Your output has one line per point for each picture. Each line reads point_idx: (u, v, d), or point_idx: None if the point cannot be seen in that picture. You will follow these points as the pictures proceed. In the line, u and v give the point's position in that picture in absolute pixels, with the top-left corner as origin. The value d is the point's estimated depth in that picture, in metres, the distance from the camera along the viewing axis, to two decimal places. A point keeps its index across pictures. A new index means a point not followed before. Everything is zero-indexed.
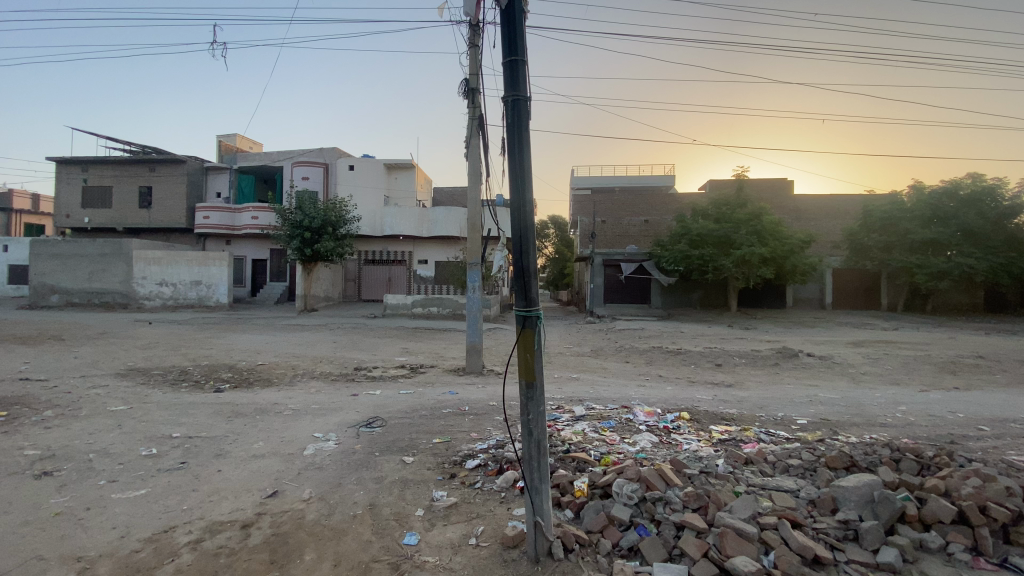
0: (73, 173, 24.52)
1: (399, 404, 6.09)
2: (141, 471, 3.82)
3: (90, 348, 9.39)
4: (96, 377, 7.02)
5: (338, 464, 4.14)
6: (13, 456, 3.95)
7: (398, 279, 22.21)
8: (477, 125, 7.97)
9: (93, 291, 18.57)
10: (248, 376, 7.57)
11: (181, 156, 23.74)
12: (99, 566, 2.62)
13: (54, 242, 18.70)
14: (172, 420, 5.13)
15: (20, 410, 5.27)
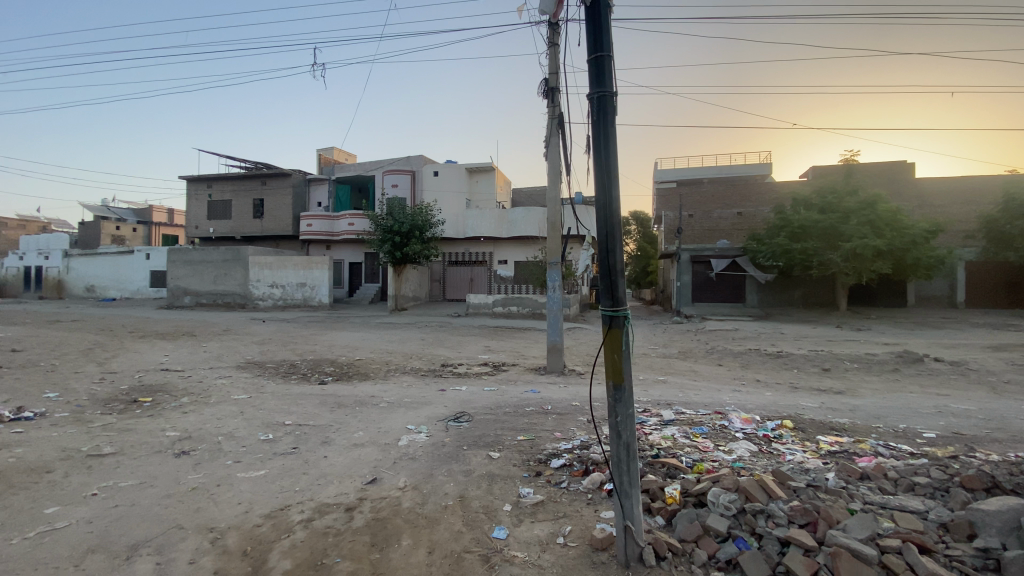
0: (201, 190, 27.94)
1: (484, 401, 6.24)
2: (261, 453, 4.26)
3: (217, 343, 10.63)
4: (221, 369, 7.94)
5: (429, 456, 4.32)
6: (159, 436, 4.58)
7: (479, 279, 22.78)
8: (557, 124, 7.94)
9: (218, 293, 21.07)
10: (347, 370, 8.16)
11: (287, 170, 26.15)
12: (229, 536, 2.93)
13: (187, 250, 21.40)
14: (284, 408, 5.67)
15: (165, 396, 6.11)
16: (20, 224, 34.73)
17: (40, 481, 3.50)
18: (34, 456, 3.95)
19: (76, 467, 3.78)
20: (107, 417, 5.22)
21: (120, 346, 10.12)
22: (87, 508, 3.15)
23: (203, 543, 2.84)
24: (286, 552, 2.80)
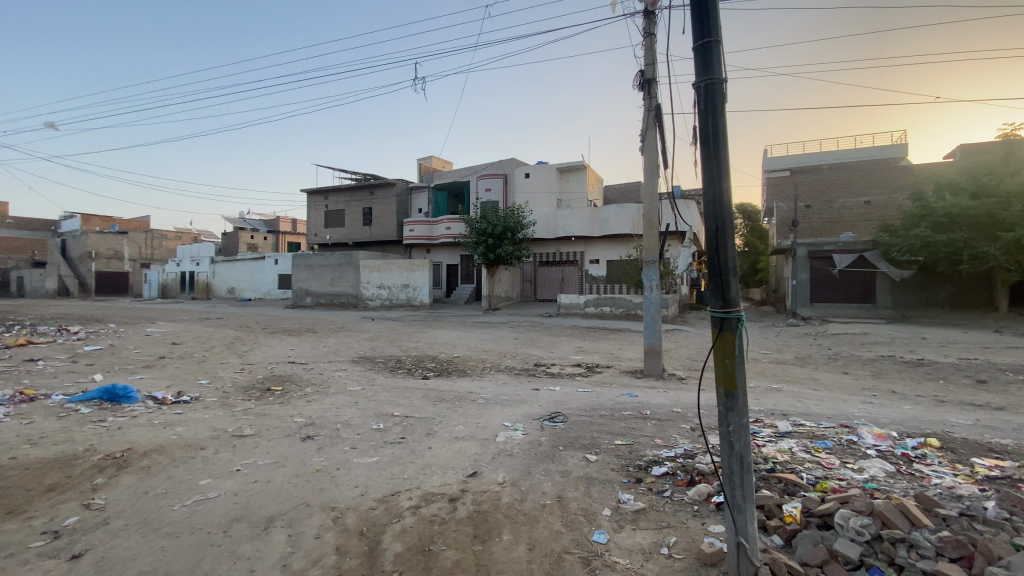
0: (318, 201, 30.93)
1: (579, 402, 6.17)
2: (372, 441, 4.58)
3: (334, 339, 11.67)
4: (338, 363, 8.69)
5: (527, 453, 4.37)
6: (289, 421, 5.13)
7: (571, 279, 22.65)
8: (654, 116, 7.65)
9: (333, 293, 23.18)
10: (447, 366, 8.53)
11: (391, 180, 28.04)
12: (347, 515, 3.18)
13: (307, 255, 23.78)
14: (392, 400, 6.06)
15: (293, 386, 6.84)
16: (179, 236, 40.92)
17: (197, 456, 4.05)
18: (193, 433, 4.61)
19: (223, 445, 4.34)
20: (247, 402, 5.95)
21: (257, 340, 11.50)
22: (232, 481, 3.59)
23: (326, 519, 3.11)
24: (397, 535, 2.97)
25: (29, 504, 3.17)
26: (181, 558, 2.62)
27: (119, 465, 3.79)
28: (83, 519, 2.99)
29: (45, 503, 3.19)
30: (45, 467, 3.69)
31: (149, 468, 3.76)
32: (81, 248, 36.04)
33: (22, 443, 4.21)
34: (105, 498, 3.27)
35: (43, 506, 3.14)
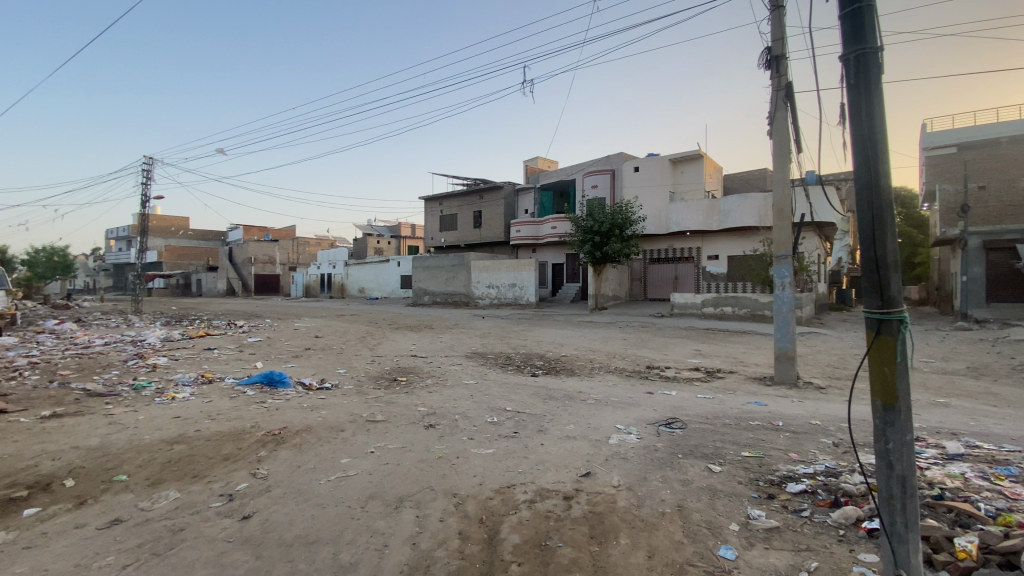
0: (434, 206, 32.98)
1: (698, 408, 5.81)
2: (488, 434, 4.75)
3: (448, 335, 12.35)
4: (453, 358, 9.18)
5: (643, 458, 4.22)
6: (413, 410, 5.52)
7: (686, 277, 21.61)
8: (785, 95, 6.94)
9: (448, 293, 24.53)
10: (556, 364, 8.57)
11: (500, 182, 28.93)
12: (468, 503, 3.32)
13: (424, 257, 25.45)
14: (504, 395, 6.24)
15: (414, 377, 7.37)
16: (318, 242, 46.26)
17: (338, 437, 4.53)
18: (333, 417, 5.16)
19: (359, 429, 4.81)
20: (376, 391, 6.53)
21: (383, 335, 12.58)
22: (367, 462, 3.95)
23: (449, 504, 3.28)
24: (515, 527, 3.04)
25: (211, 468, 3.77)
26: (327, 526, 2.93)
27: (277, 440, 4.37)
28: (251, 486, 3.48)
29: (223, 469, 3.77)
30: (222, 439, 4.36)
31: (300, 445, 4.28)
32: (244, 254, 42.36)
33: (205, 417, 5.04)
34: (267, 469, 3.78)
35: (221, 471, 3.72)
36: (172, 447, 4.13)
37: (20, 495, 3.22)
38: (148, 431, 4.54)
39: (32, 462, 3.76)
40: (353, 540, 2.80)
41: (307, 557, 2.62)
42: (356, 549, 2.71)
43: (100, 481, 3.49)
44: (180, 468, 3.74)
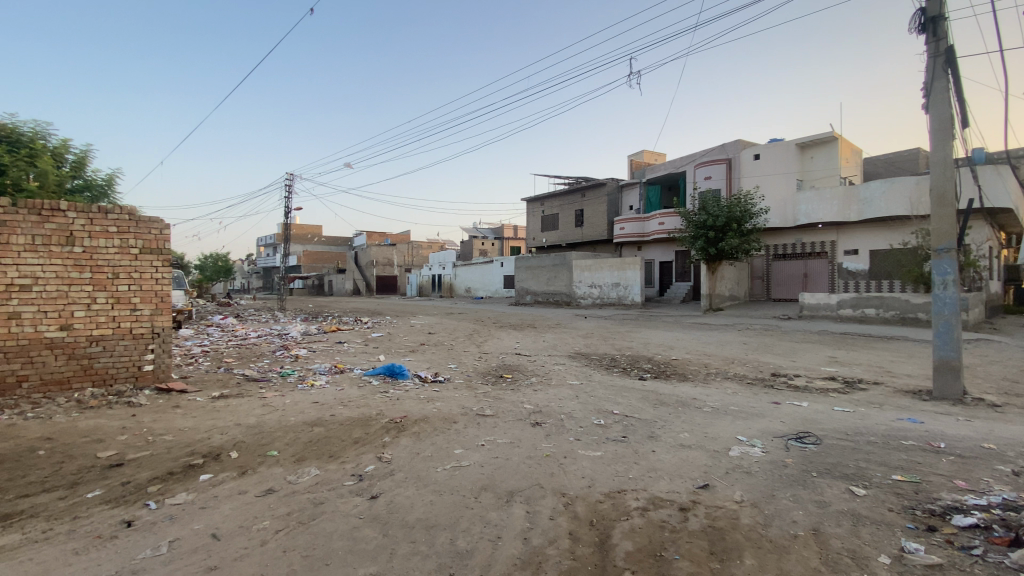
0: (537, 207, 33.38)
1: (835, 423, 5.17)
2: (595, 436, 4.68)
3: (552, 334, 12.40)
4: (558, 357, 9.19)
5: (768, 474, 3.85)
6: (520, 407, 5.62)
7: (817, 275, 19.45)
8: (945, 61, 5.93)
9: (550, 293, 24.63)
10: (665, 368, 8.18)
11: (603, 180, 28.41)
12: (577, 504, 3.29)
13: (527, 257, 25.85)
14: (611, 398, 6.10)
15: (520, 375, 7.50)
16: (429, 245, 49.21)
17: (451, 428, 4.77)
18: (446, 409, 5.45)
19: (470, 421, 5.02)
20: (485, 387, 6.76)
21: (489, 333, 13.01)
22: (479, 454, 4.10)
23: (559, 503, 3.28)
24: (627, 534, 2.95)
25: (343, 450, 4.17)
26: (444, 513, 3.08)
27: (398, 428, 4.71)
28: (377, 469, 3.79)
29: (353, 451, 4.15)
30: (351, 424, 4.81)
31: (418, 434, 4.58)
32: (365, 258, 46.48)
33: (337, 404, 5.60)
34: (390, 454, 4.09)
35: (351, 453, 4.10)
36: (311, 428, 4.65)
37: (199, 461, 3.84)
38: (292, 414, 5.17)
39: (206, 434, 4.46)
40: (468, 529, 2.91)
41: (427, 540, 2.78)
42: (471, 538, 2.82)
43: (256, 455, 4.03)
44: (318, 448, 4.20)
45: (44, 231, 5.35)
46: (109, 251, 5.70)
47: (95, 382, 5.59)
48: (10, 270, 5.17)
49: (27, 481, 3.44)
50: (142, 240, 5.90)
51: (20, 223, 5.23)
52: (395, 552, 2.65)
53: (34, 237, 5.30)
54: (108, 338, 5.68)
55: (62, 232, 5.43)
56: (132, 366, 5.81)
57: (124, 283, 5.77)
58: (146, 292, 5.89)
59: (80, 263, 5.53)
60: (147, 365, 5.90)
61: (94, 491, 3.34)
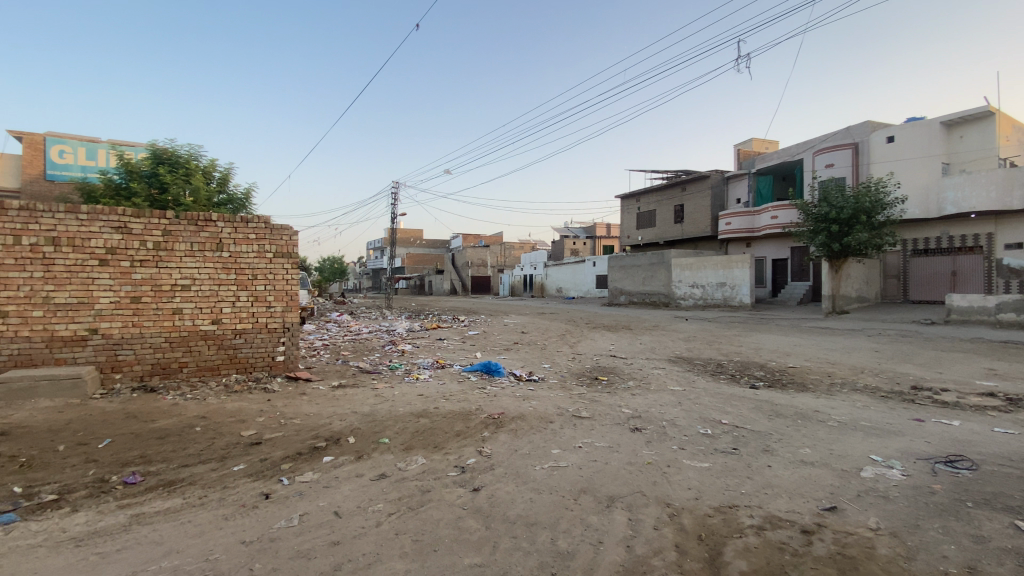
0: (632, 203, 32.42)
1: (1000, 447, 4.36)
2: (702, 446, 4.41)
3: (650, 336, 11.92)
4: (656, 361, 8.81)
5: (911, 500, 3.36)
6: (618, 411, 5.47)
7: (969, 273, 16.74)
8: None
9: (646, 293, 23.74)
10: (780, 376, 7.49)
11: (706, 172, 26.80)
12: (683, 516, 3.12)
13: (622, 257, 25.16)
14: (718, 406, 5.72)
15: (617, 378, 7.30)
16: (522, 245, 49.92)
17: (549, 428, 4.78)
18: (543, 408, 5.46)
19: (567, 422, 4.99)
20: (581, 388, 6.68)
21: (584, 333, 12.84)
22: (577, 456, 4.06)
23: (663, 513, 3.14)
24: (740, 552, 2.73)
25: (446, 441, 4.36)
26: (544, 511, 3.09)
27: (497, 425, 4.82)
28: (477, 462, 3.90)
29: (455, 443, 4.32)
30: (453, 417, 5.01)
31: (516, 431, 4.64)
32: (462, 259, 48.36)
33: (439, 398, 5.87)
34: (490, 448, 4.20)
35: (454, 445, 4.27)
36: (417, 419, 4.92)
37: (322, 444, 4.23)
38: (399, 405, 5.52)
39: (327, 420, 4.91)
40: (569, 530, 2.89)
41: (529, 537, 2.80)
42: (572, 539, 2.79)
43: (370, 441, 4.36)
44: (423, 438, 4.43)
45: (200, 239, 6.23)
46: (250, 255, 6.50)
47: (238, 370, 6.41)
48: (174, 272, 6.09)
49: (189, 452, 4.03)
50: (276, 245, 6.64)
51: (182, 232, 6.14)
52: (498, 546, 2.71)
53: (192, 244, 6.19)
54: (249, 332, 6.48)
55: (213, 239, 6.29)
56: (268, 357, 6.58)
57: (261, 283, 6.54)
58: (278, 291, 6.63)
59: (228, 266, 6.37)
60: (279, 356, 6.65)
61: (238, 465, 3.83)
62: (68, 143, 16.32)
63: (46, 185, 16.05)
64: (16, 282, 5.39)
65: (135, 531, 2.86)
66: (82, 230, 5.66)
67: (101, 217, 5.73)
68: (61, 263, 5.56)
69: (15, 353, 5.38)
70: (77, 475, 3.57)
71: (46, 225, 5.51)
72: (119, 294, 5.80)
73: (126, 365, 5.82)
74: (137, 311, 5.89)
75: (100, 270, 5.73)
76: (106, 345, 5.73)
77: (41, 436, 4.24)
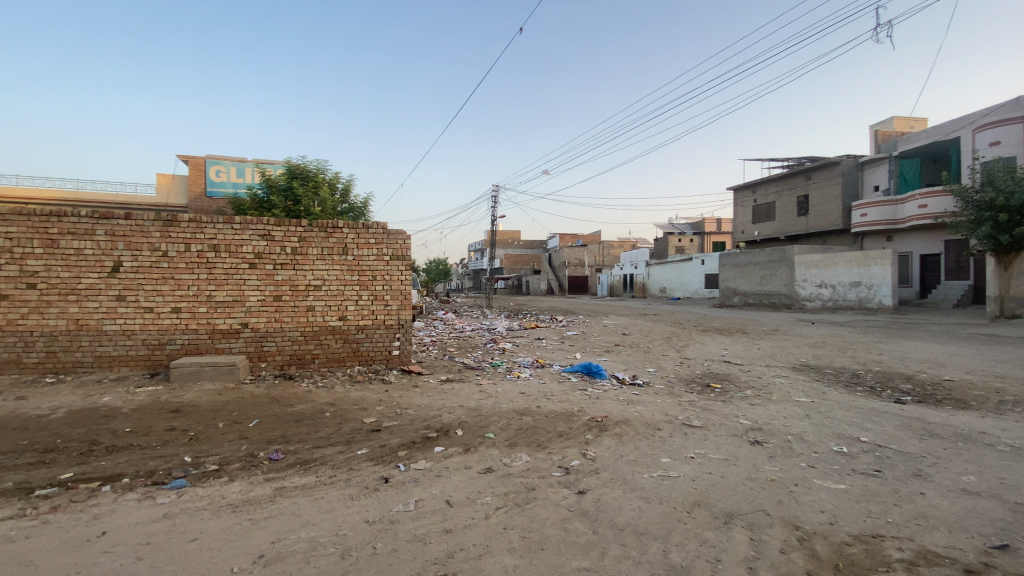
0: (746, 196, 30.09)
1: None
2: (836, 465, 3.93)
3: (769, 341, 10.92)
4: (776, 368, 8.05)
5: None
6: (734, 421, 5.09)
7: None
8: None
9: (763, 293, 21.88)
10: (933, 391, 6.43)
11: (835, 158, 24.01)
12: (815, 541, 2.80)
13: (735, 254, 23.46)
14: (855, 422, 5.06)
15: (732, 386, 6.78)
16: (621, 244, 48.62)
17: (656, 435, 4.58)
18: (649, 414, 5.25)
19: (676, 430, 4.74)
20: (690, 395, 6.31)
21: (691, 336, 12.14)
22: (688, 467, 3.84)
23: (791, 536, 2.84)
24: None
25: (550, 441, 4.37)
26: (654, 522, 2.96)
27: (601, 427, 4.73)
28: (582, 464, 3.85)
29: (559, 443, 4.31)
30: (557, 417, 5.01)
31: (621, 436, 4.51)
32: (559, 259, 48.32)
33: (542, 397, 5.91)
34: (594, 451, 4.13)
35: (558, 445, 4.26)
36: (521, 417, 5.00)
37: (433, 435, 4.47)
38: (503, 402, 5.64)
39: (437, 412, 5.18)
40: (682, 544, 2.73)
41: (639, 546, 2.70)
42: (686, 553, 2.64)
43: (477, 435, 4.51)
44: (528, 436, 4.48)
45: (329, 243, 6.90)
46: (370, 258, 7.07)
47: (360, 362, 7.02)
48: (308, 273, 6.81)
49: (320, 435, 4.48)
50: (392, 248, 7.15)
51: (314, 238, 6.84)
52: (607, 552, 2.64)
53: (322, 248, 6.88)
54: (369, 328, 7.05)
55: (340, 244, 6.94)
56: (385, 351, 7.12)
57: (380, 284, 7.08)
58: (394, 291, 7.13)
59: (351, 268, 6.98)
60: (395, 351, 7.17)
61: (361, 449, 4.17)
62: (223, 164, 19.07)
63: (208, 201, 18.94)
64: (187, 282, 6.37)
65: (279, 502, 3.23)
66: (236, 238, 6.54)
67: (251, 226, 6.59)
68: (220, 266, 6.48)
69: (187, 343, 6.38)
70: (233, 449, 4.13)
71: (209, 234, 6.45)
72: (264, 293, 6.63)
73: (270, 355, 6.63)
74: (278, 308, 6.68)
75: (250, 272, 6.58)
76: (255, 337, 6.58)
77: (206, 414, 4.98)
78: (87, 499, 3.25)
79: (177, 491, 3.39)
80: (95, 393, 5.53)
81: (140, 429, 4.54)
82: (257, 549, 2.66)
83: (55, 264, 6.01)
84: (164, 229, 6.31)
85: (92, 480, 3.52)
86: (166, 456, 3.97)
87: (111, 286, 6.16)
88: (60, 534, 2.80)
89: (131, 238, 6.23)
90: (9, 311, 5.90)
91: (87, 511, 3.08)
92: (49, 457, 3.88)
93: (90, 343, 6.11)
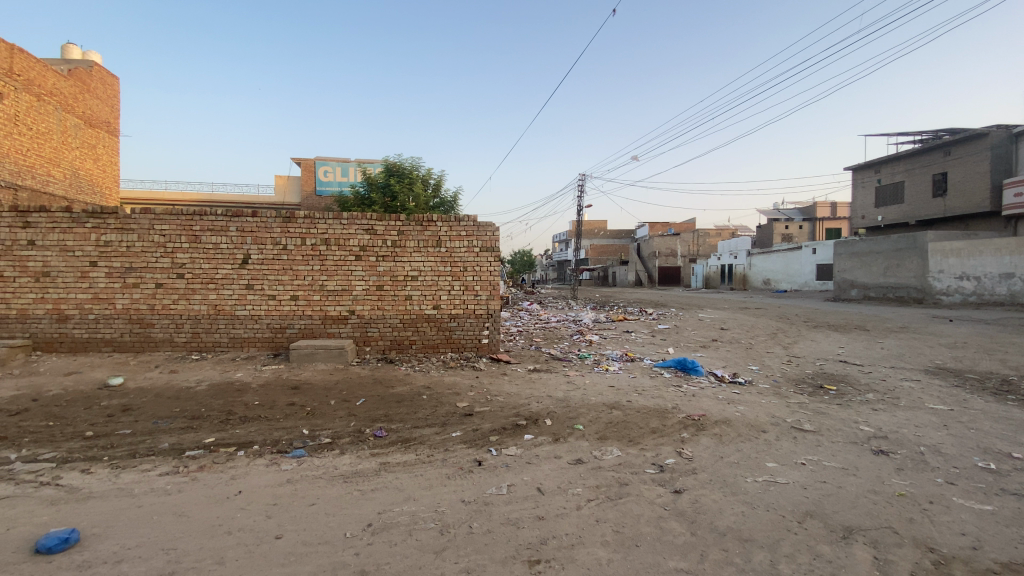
0: (868, 177, 26.89)
1: None
2: (981, 484, 3.41)
3: (895, 340, 9.69)
4: (904, 370, 7.15)
5: None
6: (853, 427, 4.60)
7: None
8: None
9: (889, 286, 19.44)
10: None
11: (982, 128, 20.63)
12: (954, 566, 2.46)
13: (854, 242, 21.09)
14: (1008, 436, 4.34)
15: (850, 389, 6.12)
16: (719, 233, 45.63)
17: (761, 438, 4.26)
18: (752, 415, 4.91)
19: (784, 434, 4.39)
20: (799, 396, 5.80)
21: (800, 332, 11.13)
22: (799, 474, 3.54)
23: (924, 559, 2.52)
24: None
25: (643, 436, 4.25)
26: (760, 529, 2.77)
27: (698, 426, 4.51)
28: (678, 463, 3.70)
29: (652, 440, 4.18)
30: (650, 413, 4.86)
31: (721, 436, 4.27)
32: (649, 248, 46.68)
33: (633, 391, 5.75)
34: (691, 450, 3.96)
35: (651, 442, 4.13)
36: (611, 410, 4.92)
37: (523, 422, 4.54)
38: (592, 394, 5.59)
39: (526, 400, 5.25)
40: (793, 555, 2.53)
41: (744, 553, 2.54)
42: (798, 566, 2.44)
43: (566, 426, 4.50)
44: (618, 430, 4.40)
45: (425, 236, 7.25)
46: (462, 250, 7.32)
47: (453, 348, 7.33)
48: (406, 265, 7.20)
49: (418, 416, 4.75)
50: (482, 240, 7.35)
51: (412, 232, 7.22)
52: (706, 555, 2.52)
53: (419, 241, 7.24)
54: (460, 317, 7.32)
55: (434, 237, 7.26)
56: (475, 339, 7.37)
57: (470, 275, 7.31)
58: (484, 282, 7.34)
59: (445, 259, 7.28)
60: (485, 339, 7.40)
61: (456, 432, 4.35)
62: (330, 164, 20.73)
63: (318, 199, 20.73)
64: (303, 273, 7.03)
65: (384, 476, 3.48)
66: (344, 232, 7.09)
67: (356, 221, 7.10)
68: (331, 257, 7.06)
69: (304, 327, 7.05)
70: (344, 425, 4.51)
71: (321, 229, 7.07)
72: (368, 282, 7.12)
73: (373, 340, 7.13)
74: (380, 297, 7.15)
75: (356, 264, 7.10)
76: (360, 323, 7.11)
77: (320, 391, 5.50)
78: (226, 461, 3.73)
79: (297, 460, 3.78)
80: (230, 369, 6.32)
81: (266, 402, 5.12)
82: (365, 518, 2.89)
83: (199, 256, 6.91)
84: (284, 225, 7.02)
85: (229, 446, 4.04)
86: (287, 428, 4.44)
87: (242, 276, 6.96)
88: (205, 490, 3.25)
89: (258, 233, 6.99)
90: (164, 297, 6.90)
91: (226, 471, 3.54)
92: (196, 424, 4.50)
93: (225, 325, 6.97)
